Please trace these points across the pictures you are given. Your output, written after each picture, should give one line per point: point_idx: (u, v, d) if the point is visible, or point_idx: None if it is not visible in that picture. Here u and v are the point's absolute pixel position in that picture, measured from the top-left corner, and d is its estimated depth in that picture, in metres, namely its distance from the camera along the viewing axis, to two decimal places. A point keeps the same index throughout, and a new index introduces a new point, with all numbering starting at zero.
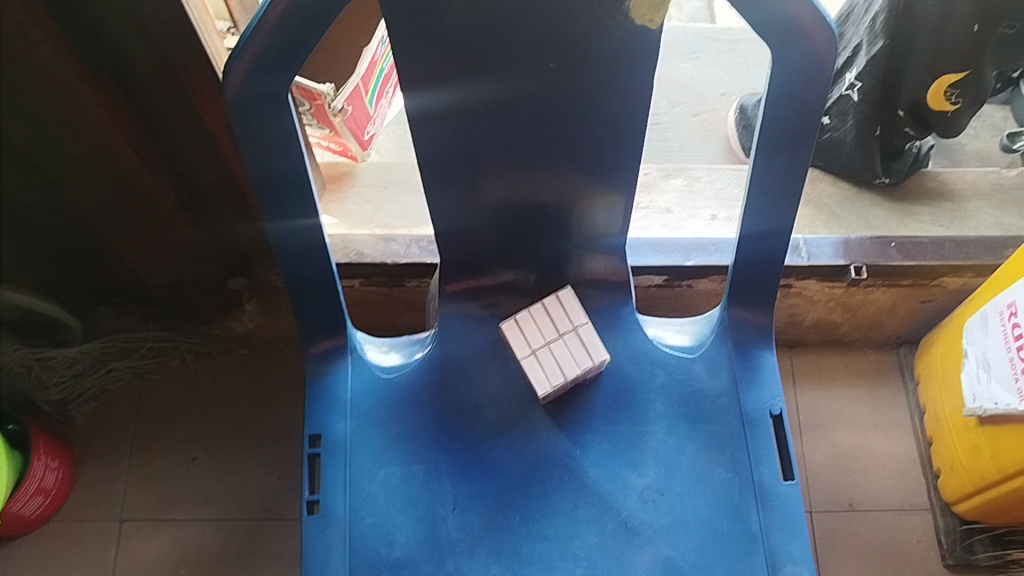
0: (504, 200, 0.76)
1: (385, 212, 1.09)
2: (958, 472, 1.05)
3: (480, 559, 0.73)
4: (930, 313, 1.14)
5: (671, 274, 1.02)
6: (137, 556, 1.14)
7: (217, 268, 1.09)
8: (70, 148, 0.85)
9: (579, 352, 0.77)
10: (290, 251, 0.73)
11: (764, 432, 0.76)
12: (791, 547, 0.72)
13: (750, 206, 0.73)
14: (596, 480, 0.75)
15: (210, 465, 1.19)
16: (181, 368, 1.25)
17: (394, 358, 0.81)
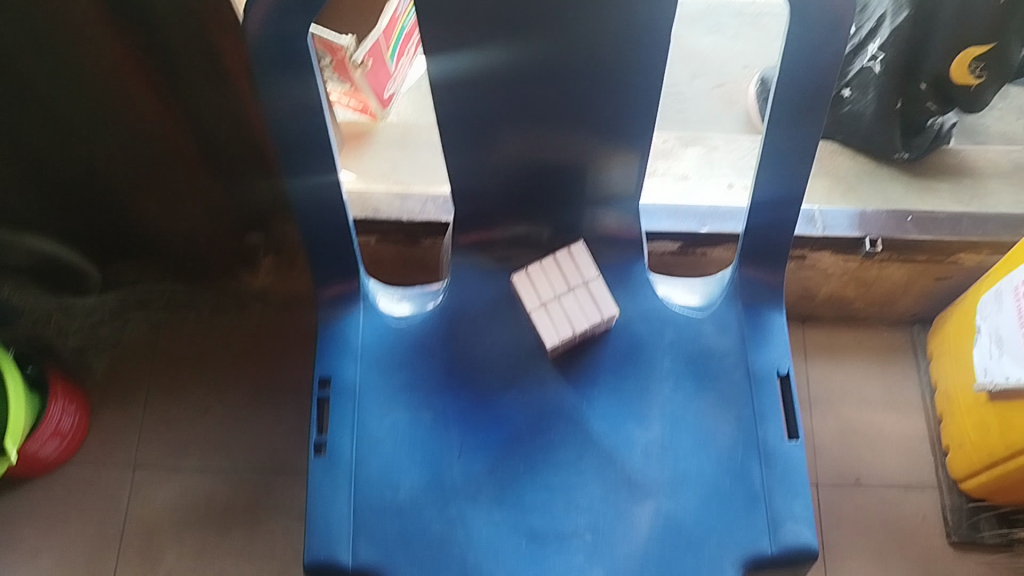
0: (519, 156, 0.77)
1: (403, 171, 1.09)
2: (966, 449, 1.05)
3: (483, 505, 0.74)
4: (945, 291, 1.14)
5: (686, 240, 1.02)
6: (149, 503, 1.16)
7: (233, 219, 1.11)
8: (93, 94, 0.86)
9: (588, 306, 0.77)
10: (305, 199, 0.74)
11: (770, 392, 0.76)
12: (793, 505, 0.72)
13: (765, 172, 0.73)
14: (601, 434, 0.76)
15: (222, 417, 1.21)
16: (196, 323, 1.25)
17: (406, 308, 0.82)
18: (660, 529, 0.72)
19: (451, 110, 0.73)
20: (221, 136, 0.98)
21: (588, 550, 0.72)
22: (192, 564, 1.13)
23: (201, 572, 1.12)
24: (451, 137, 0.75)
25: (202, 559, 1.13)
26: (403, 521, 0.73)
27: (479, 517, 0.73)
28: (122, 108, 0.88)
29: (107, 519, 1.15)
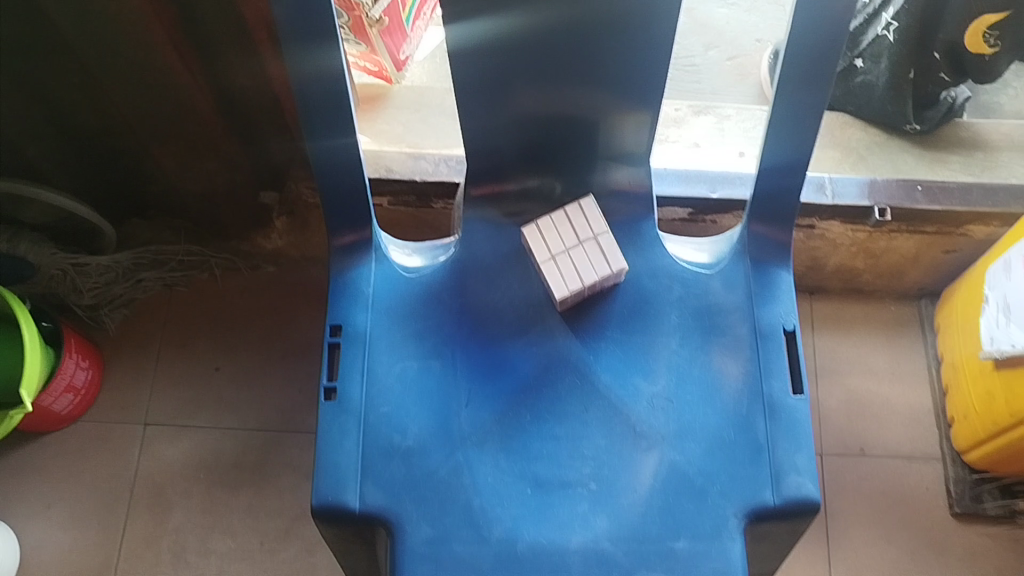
0: (532, 110, 0.77)
1: (417, 133, 1.11)
2: (971, 419, 1.06)
3: (490, 453, 0.75)
4: (954, 264, 1.14)
5: (696, 206, 1.04)
6: (159, 458, 1.18)
7: (249, 177, 1.11)
8: (112, 47, 0.88)
9: (598, 260, 0.78)
10: (321, 147, 0.75)
11: (775, 347, 0.77)
12: (796, 458, 0.73)
13: (772, 139, 0.75)
14: (607, 386, 0.77)
15: (233, 376, 1.22)
16: (210, 283, 1.27)
17: (417, 261, 0.83)
18: (664, 479, 0.73)
19: (467, 67, 0.73)
20: (240, 95, 0.96)
21: (592, 498, 0.73)
22: (201, 519, 1.15)
23: (210, 527, 1.14)
24: (468, 93, 0.75)
25: (211, 515, 1.15)
26: (410, 466, 0.74)
27: (485, 464, 0.74)
28: (142, 60, 0.90)
29: (117, 474, 1.17)
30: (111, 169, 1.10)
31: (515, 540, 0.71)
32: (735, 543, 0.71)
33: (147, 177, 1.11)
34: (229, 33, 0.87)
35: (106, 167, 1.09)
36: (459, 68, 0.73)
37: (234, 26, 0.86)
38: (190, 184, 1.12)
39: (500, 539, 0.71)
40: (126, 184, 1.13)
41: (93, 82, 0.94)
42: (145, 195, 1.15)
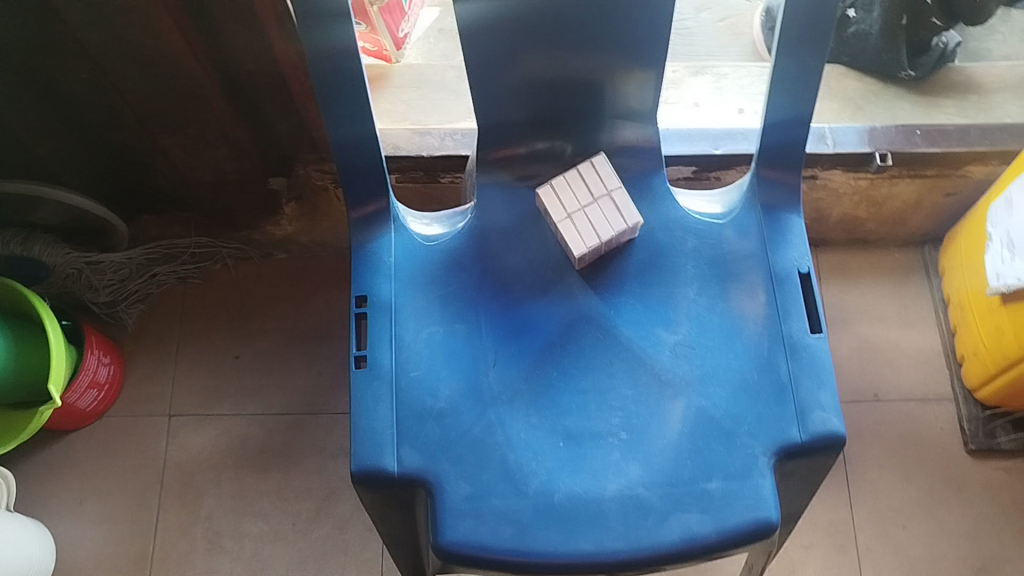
0: (541, 73, 0.79)
1: (420, 110, 1.12)
2: (981, 355, 1.08)
3: (521, 410, 0.77)
4: (955, 206, 1.16)
5: (700, 164, 1.06)
6: (186, 448, 1.19)
7: (258, 165, 1.13)
8: (119, 40, 0.89)
9: (613, 216, 0.80)
10: (337, 122, 0.76)
11: (791, 289, 0.79)
12: (819, 394, 0.75)
13: (777, 96, 0.78)
14: (630, 338, 0.79)
15: (252, 363, 1.24)
16: (223, 273, 1.29)
17: (437, 230, 0.84)
18: (693, 423, 0.75)
19: (477, 42, 0.75)
20: (246, 78, 0.98)
21: (624, 447, 0.75)
22: (232, 505, 1.16)
23: (241, 512, 1.16)
24: (478, 64, 0.77)
25: (241, 500, 1.17)
26: (444, 427, 0.76)
27: (517, 420, 0.76)
28: (149, 48, 0.91)
29: (146, 466, 1.18)
30: (121, 164, 1.11)
31: (551, 491, 0.73)
32: (765, 480, 0.73)
33: (157, 170, 1.13)
34: (235, 18, 0.88)
35: (117, 162, 1.11)
36: (470, 43, 0.75)
37: (240, 10, 0.88)
38: (199, 174, 1.13)
39: (537, 491, 0.73)
40: (136, 177, 1.15)
41: (101, 75, 0.95)
42: (155, 189, 1.17)
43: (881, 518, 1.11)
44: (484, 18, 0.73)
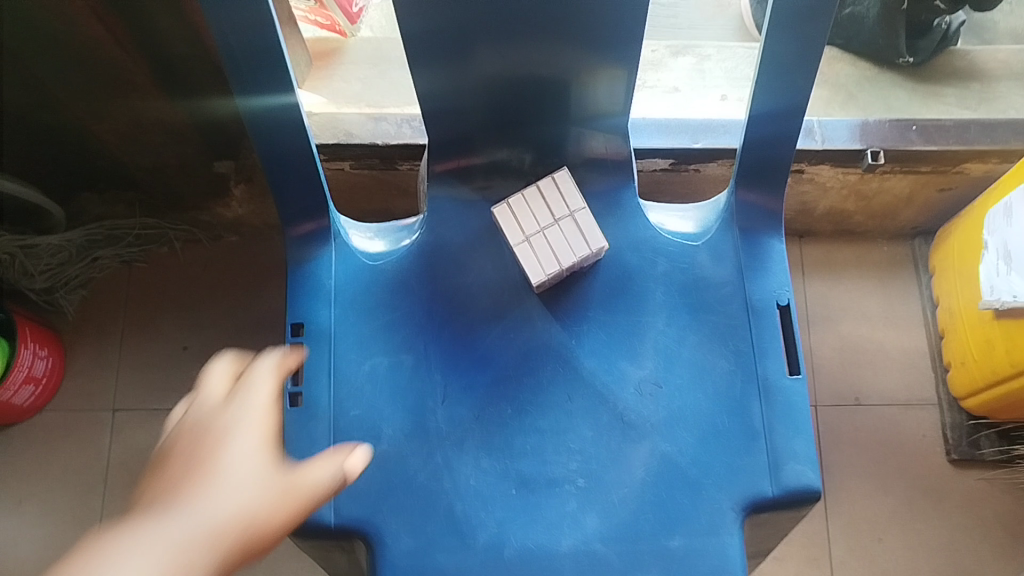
0: (497, 73, 0.70)
1: (377, 91, 1.03)
2: (969, 365, 1.02)
3: (470, 452, 0.70)
4: (950, 201, 1.09)
5: (678, 157, 0.98)
6: (130, 445, 1.13)
7: (201, 150, 1.04)
8: (33, 17, 0.80)
9: (575, 239, 0.72)
10: (265, 133, 0.69)
11: (769, 324, 0.72)
12: (794, 443, 0.69)
13: (760, 86, 0.67)
14: (592, 372, 0.72)
15: (200, 355, 1.17)
16: (169, 256, 1.21)
17: (379, 245, 0.77)
18: (657, 471, 0.69)
19: (424, 44, 0.66)
20: (179, 62, 0.89)
21: (581, 496, 0.69)
22: None
23: None
24: (425, 64, 0.68)
25: None
26: (387, 472, 0.69)
27: (466, 464, 0.70)
28: (65, 29, 0.82)
29: (88, 464, 1.12)
30: (52, 148, 1.03)
31: (501, 545, 0.68)
32: (733, 537, 0.68)
33: (89, 153, 1.04)
34: None
35: (45, 145, 1.02)
36: (413, 44, 0.66)
37: None
38: (137, 157, 1.05)
39: (485, 545, 0.68)
40: (70, 158, 1.06)
41: (16, 59, 0.86)
42: (90, 170, 1.08)
43: (855, 531, 1.07)
44: (430, 20, 0.64)
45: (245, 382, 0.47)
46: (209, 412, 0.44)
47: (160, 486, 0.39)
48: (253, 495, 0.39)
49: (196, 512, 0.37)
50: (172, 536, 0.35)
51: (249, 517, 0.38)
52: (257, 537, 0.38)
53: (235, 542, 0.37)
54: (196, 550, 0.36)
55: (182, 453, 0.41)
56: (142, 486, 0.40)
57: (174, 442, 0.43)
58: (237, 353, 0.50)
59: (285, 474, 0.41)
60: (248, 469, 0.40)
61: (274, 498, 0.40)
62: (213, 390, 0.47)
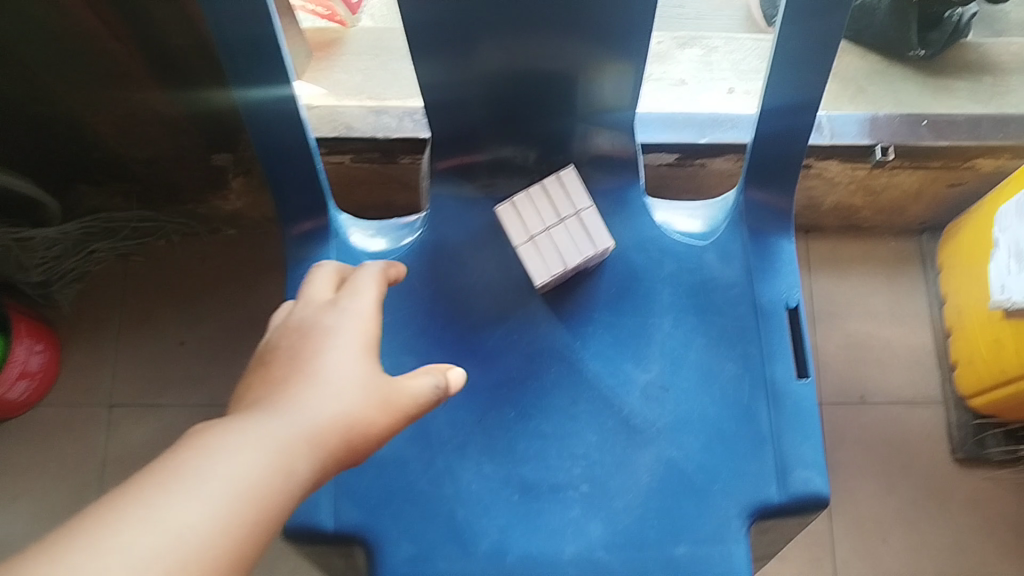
0: (502, 69, 0.68)
1: (377, 83, 1.01)
2: (977, 364, 1.00)
3: (472, 457, 0.69)
4: (959, 197, 1.07)
5: (684, 152, 0.96)
6: (126, 441, 1.11)
7: (199, 142, 1.02)
8: (24, 7, 0.78)
9: (580, 239, 0.71)
10: (263, 129, 0.67)
11: (778, 327, 0.71)
12: (802, 448, 0.68)
13: (774, 78, 0.64)
14: (597, 375, 0.71)
15: (198, 350, 1.16)
16: (166, 249, 1.20)
17: (380, 243, 0.76)
18: (662, 477, 0.68)
19: (426, 38, 0.64)
20: (175, 53, 0.87)
21: (585, 502, 0.68)
22: None
23: None
24: (427, 59, 0.66)
25: None
26: (387, 477, 0.68)
27: (467, 469, 0.68)
28: (58, 20, 0.80)
29: (82, 460, 1.10)
30: (45, 140, 1.00)
31: (503, 551, 0.67)
32: (739, 545, 0.66)
33: (84, 145, 1.02)
34: None
35: (39, 137, 1.00)
36: (415, 38, 0.64)
37: None
38: (133, 150, 1.03)
39: (487, 553, 0.66)
40: (65, 149, 1.02)
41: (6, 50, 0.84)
42: (85, 163, 1.06)
43: (859, 530, 1.05)
44: (433, 14, 0.62)
45: (350, 286, 0.54)
46: (319, 312, 0.52)
47: (278, 379, 0.46)
48: (356, 398, 0.46)
49: (311, 409, 0.44)
50: (291, 432, 0.42)
51: (350, 420, 0.45)
52: (355, 436, 0.46)
53: (340, 440, 0.45)
54: (305, 442, 0.43)
55: (295, 349, 0.48)
56: (263, 376, 0.47)
57: (286, 338, 0.50)
58: (338, 263, 0.59)
59: (383, 381, 0.48)
60: (351, 374, 0.47)
61: (372, 405, 0.47)
62: (323, 287, 0.55)
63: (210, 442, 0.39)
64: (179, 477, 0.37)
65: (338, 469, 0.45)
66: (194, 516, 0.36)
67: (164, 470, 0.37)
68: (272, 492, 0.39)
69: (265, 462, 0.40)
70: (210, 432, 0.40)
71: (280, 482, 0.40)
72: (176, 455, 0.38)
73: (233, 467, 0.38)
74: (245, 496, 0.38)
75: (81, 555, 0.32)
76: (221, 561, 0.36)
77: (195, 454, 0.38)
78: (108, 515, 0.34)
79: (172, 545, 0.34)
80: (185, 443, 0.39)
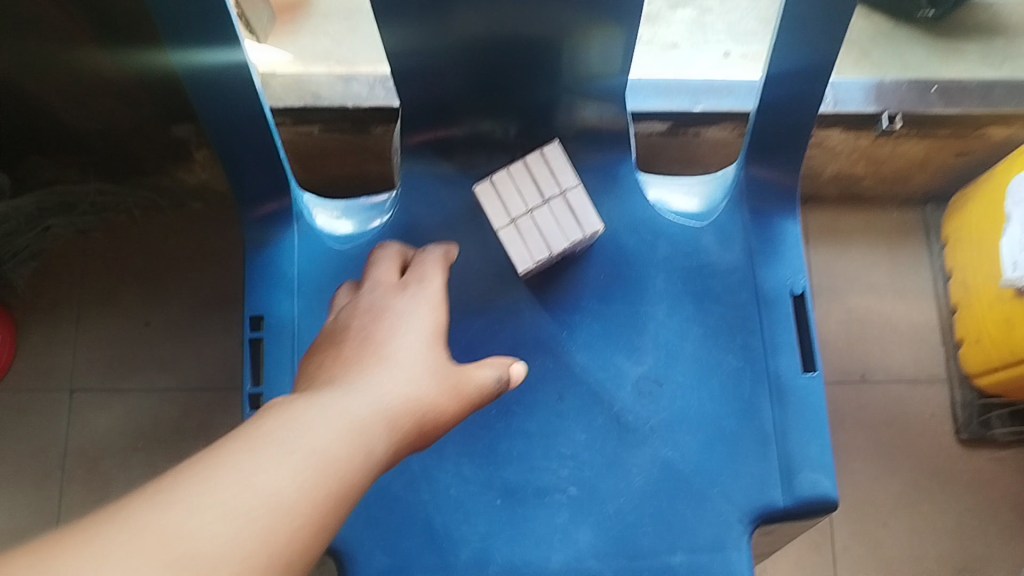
0: (478, 35, 0.61)
1: (348, 46, 0.94)
2: (984, 343, 0.95)
3: (451, 458, 0.63)
4: (966, 166, 1.01)
5: (676, 120, 0.90)
6: (90, 428, 1.05)
7: (155, 110, 0.95)
8: None
9: (566, 221, 0.65)
10: (213, 101, 0.60)
11: (781, 316, 0.66)
12: (809, 448, 0.63)
13: (779, 41, 0.58)
14: (585, 369, 0.65)
15: (165, 330, 1.09)
16: (128, 225, 1.12)
17: (345, 226, 0.70)
18: (657, 479, 0.63)
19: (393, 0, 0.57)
20: (120, 14, 0.80)
21: (573, 507, 0.63)
22: None
23: None
24: (395, 23, 0.59)
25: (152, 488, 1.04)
26: None
27: (446, 472, 0.63)
28: None
29: (44, 449, 1.04)
30: None
31: (486, 561, 0.62)
32: (741, 552, 0.61)
33: (32, 117, 0.95)
34: None
35: None
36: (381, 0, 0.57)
37: None
38: (85, 120, 0.96)
39: (468, 563, 0.61)
40: (10, 122, 0.96)
41: None
42: (33, 136, 0.98)
43: (860, 515, 1.01)
44: None
45: (417, 270, 0.59)
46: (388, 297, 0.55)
47: (349, 361, 0.48)
48: (426, 384, 0.48)
49: (386, 391, 0.46)
50: (370, 411, 0.43)
51: (424, 404, 0.47)
52: (430, 421, 0.47)
53: (413, 422, 0.46)
54: (385, 424, 0.44)
55: (370, 330, 0.51)
56: (337, 357, 0.49)
57: (358, 320, 0.53)
58: (398, 244, 0.64)
59: (451, 370, 0.51)
60: (421, 360, 0.49)
61: (442, 389, 0.49)
62: (388, 271, 0.59)
63: (299, 414, 0.41)
64: (274, 440, 0.38)
65: (409, 451, 0.46)
66: (287, 479, 0.36)
67: (252, 437, 0.38)
68: (354, 465, 0.40)
69: (349, 439, 0.41)
70: (291, 406, 0.41)
71: (358, 456, 0.40)
72: (262, 424, 0.39)
73: (316, 439, 0.39)
74: (329, 466, 0.38)
75: (184, 504, 0.33)
76: (310, 521, 0.36)
77: (284, 423, 0.40)
78: (207, 471, 0.35)
79: (267, 504, 0.35)
80: (270, 413, 0.41)
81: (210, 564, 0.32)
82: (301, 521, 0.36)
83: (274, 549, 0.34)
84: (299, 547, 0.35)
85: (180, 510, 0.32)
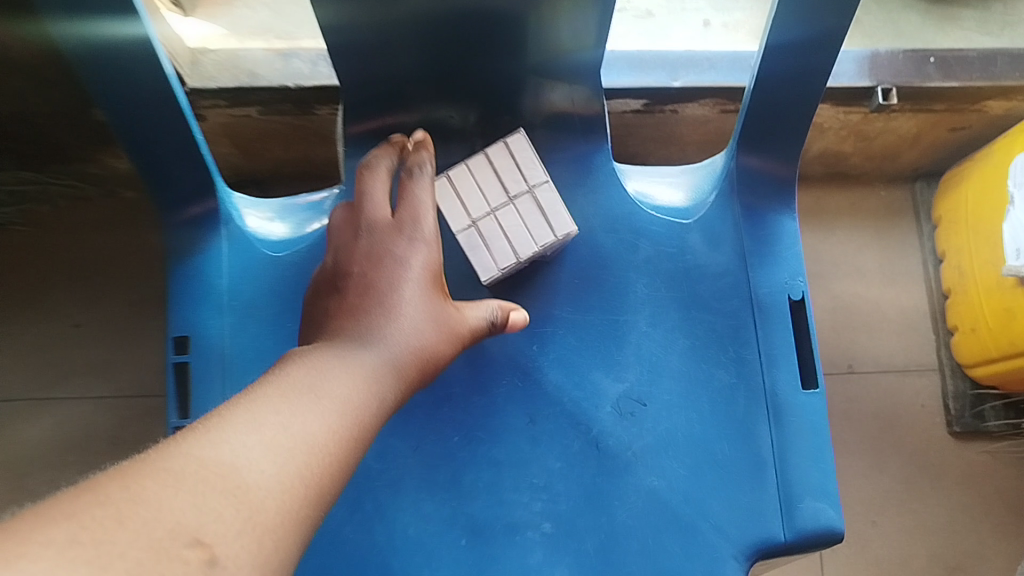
0: (429, 8, 0.52)
1: (288, 18, 0.85)
2: (981, 332, 0.89)
3: (409, 494, 0.56)
4: (959, 142, 0.95)
5: (652, 98, 0.82)
6: (15, 442, 0.96)
7: (70, 91, 0.85)
8: None
9: (534, 222, 0.57)
10: (117, 84, 0.51)
11: (777, 324, 0.59)
12: (809, 473, 0.56)
13: (781, 10, 0.50)
14: (559, 388, 0.58)
15: (96, 331, 0.99)
16: (53, 217, 1.02)
17: (279, 228, 0.61)
18: (643, 512, 0.56)
19: None
20: None
21: (548, 544, 0.55)
22: None
23: None
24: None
25: None
26: None
27: (404, 510, 0.55)
28: None
29: None
30: None
31: None
32: None
33: None
34: None
35: None
36: None
37: None
38: None
39: None
40: None
41: None
42: None
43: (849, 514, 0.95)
44: None
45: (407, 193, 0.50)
46: (386, 236, 0.47)
47: (350, 312, 0.45)
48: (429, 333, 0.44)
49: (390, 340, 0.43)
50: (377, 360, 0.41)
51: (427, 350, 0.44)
52: (432, 365, 0.45)
53: (417, 368, 0.43)
54: (393, 371, 0.42)
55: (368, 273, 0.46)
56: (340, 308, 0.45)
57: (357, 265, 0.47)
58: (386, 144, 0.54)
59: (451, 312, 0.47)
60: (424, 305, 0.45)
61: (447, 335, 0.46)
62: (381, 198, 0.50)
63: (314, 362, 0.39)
64: (293, 387, 0.37)
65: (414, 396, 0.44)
66: (315, 422, 0.35)
67: (277, 384, 0.37)
68: (368, 408, 0.39)
69: (362, 384, 0.40)
70: (308, 355, 0.40)
71: (375, 402, 0.40)
72: (285, 372, 0.38)
73: (334, 385, 0.38)
74: (350, 411, 0.38)
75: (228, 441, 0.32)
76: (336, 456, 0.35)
77: (304, 372, 0.38)
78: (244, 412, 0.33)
79: (299, 446, 0.34)
80: (286, 362, 0.39)
81: (260, 495, 0.31)
82: (327, 459, 0.35)
83: (307, 485, 0.33)
84: (328, 481, 0.34)
85: (226, 446, 0.32)
